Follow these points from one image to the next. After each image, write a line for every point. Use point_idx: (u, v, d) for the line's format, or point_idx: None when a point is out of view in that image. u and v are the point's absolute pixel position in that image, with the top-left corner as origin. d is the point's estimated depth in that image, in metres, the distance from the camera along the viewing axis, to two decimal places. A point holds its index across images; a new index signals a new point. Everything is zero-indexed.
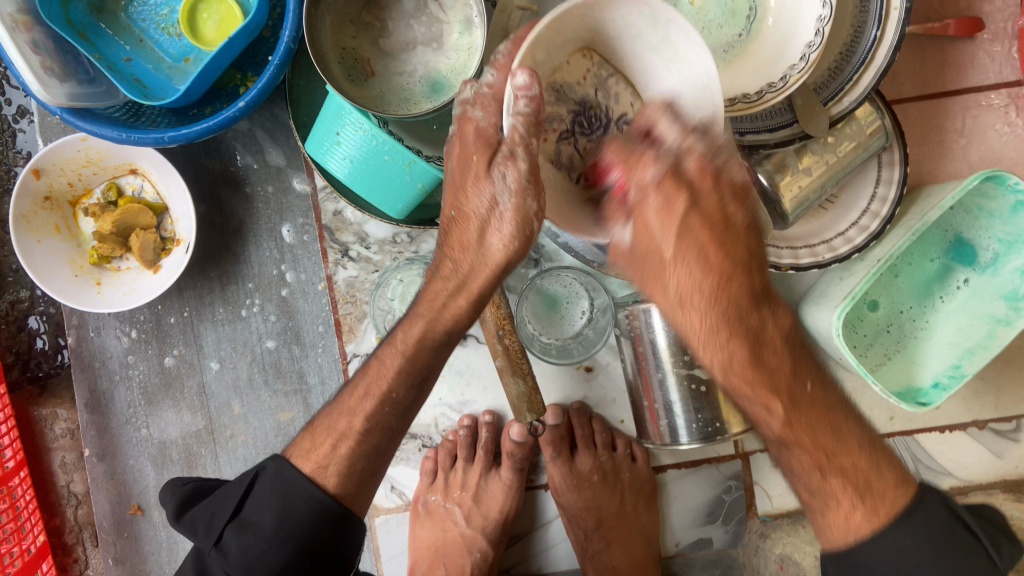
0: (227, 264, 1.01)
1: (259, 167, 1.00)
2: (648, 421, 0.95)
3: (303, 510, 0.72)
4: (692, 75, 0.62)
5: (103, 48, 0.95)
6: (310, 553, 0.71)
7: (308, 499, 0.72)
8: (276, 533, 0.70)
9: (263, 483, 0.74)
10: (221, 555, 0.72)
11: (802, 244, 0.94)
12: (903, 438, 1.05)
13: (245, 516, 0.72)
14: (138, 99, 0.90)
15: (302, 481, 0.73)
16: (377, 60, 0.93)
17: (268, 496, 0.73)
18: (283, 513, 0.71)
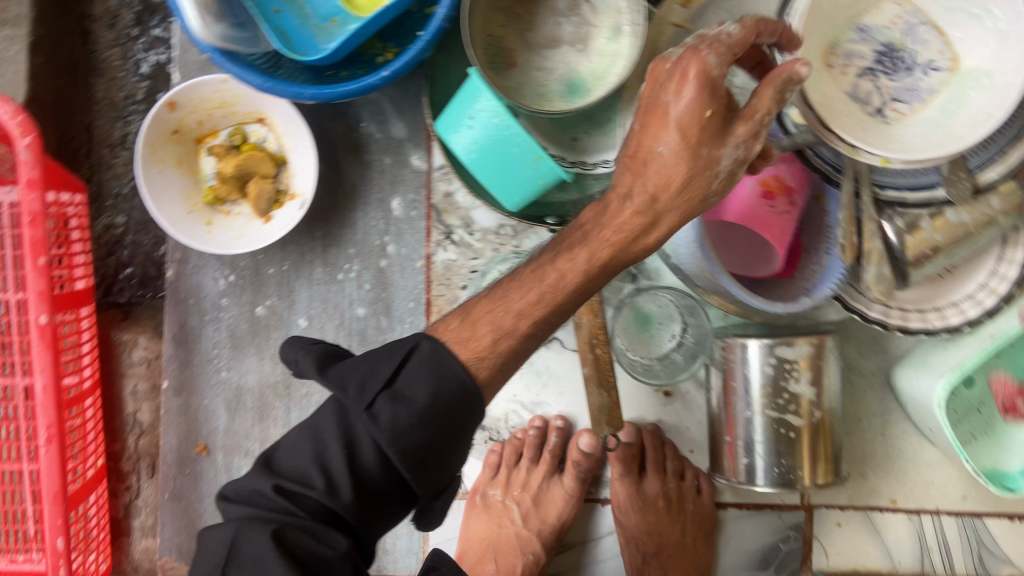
0: (333, 226, 1.02)
1: (381, 138, 1.01)
2: (725, 456, 0.93)
3: (458, 386, 0.63)
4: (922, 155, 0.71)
5: None
6: (444, 428, 0.62)
7: (458, 383, 0.63)
8: (426, 411, 0.61)
9: (415, 359, 0.63)
10: (371, 422, 0.61)
11: (913, 309, 0.91)
12: (972, 518, 1.02)
13: (399, 388, 0.62)
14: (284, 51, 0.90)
15: (457, 366, 0.63)
16: (520, 52, 0.93)
17: (423, 378, 0.62)
18: (440, 387, 0.62)
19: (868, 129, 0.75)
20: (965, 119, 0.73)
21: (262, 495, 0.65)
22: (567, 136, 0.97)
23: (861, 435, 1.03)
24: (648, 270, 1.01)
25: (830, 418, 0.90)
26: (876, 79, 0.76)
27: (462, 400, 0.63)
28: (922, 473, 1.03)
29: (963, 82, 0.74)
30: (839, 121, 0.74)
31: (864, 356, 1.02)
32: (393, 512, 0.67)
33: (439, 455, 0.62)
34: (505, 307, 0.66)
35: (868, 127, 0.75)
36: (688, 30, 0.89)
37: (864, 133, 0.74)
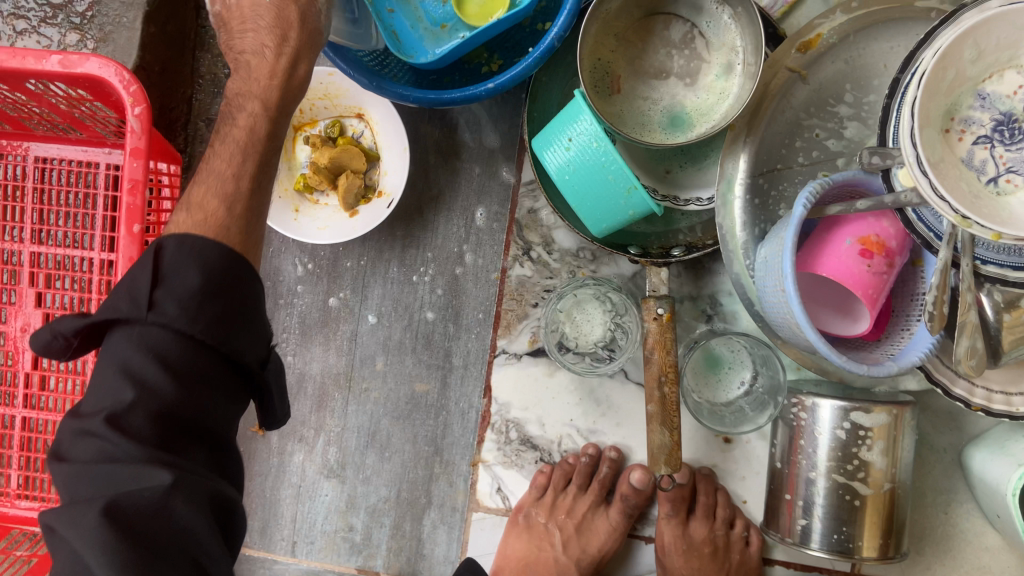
0: (414, 228, 1.03)
1: (474, 147, 1.01)
2: (783, 514, 0.91)
3: (219, 255, 0.63)
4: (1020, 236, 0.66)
5: None
6: (229, 307, 0.62)
7: (206, 257, 0.63)
8: (187, 307, 0.60)
9: (162, 258, 0.62)
10: (156, 316, 0.60)
11: (1000, 388, 0.87)
12: None
13: (167, 278, 0.61)
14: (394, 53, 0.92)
15: (189, 273, 0.61)
16: (627, 78, 0.92)
17: (167, 270, 0.62)
18: (204, 269, 0.62)
19: (977, 199, 0.69)
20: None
21: (87, 435, 0.58)
22: (660, 168, 0.96)
23: (921, 509, 1.00)
24: (723, 311, 1.00)
25: (898, 491, 0.87)
26: (993, 147, 0.70)
27: (229, 287, 0.63)
28: (980, 557, 0.99)
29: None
30: (947, 185, 0.68)
31: (937, 430, 0.99)
32: (223, 407, 0.63)
33: (235, 326, 0.63)
34: (188, 209, 0.68)
35: (977, 197, 0.69)
36: (801, 76, 0.87)
37: (971, 201, 0.69)
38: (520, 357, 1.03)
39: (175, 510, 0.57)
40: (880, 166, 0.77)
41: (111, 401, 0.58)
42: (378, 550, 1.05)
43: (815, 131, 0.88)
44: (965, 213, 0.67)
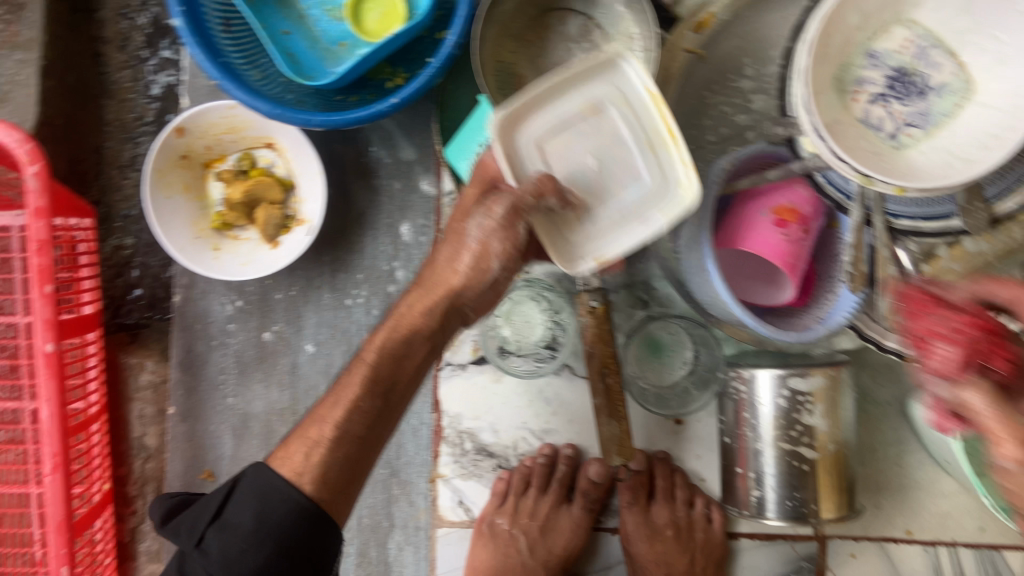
0: (341, 252, 1.02)
1: (390, 163, 1.00)
2: (738, 488, 0.92)
3: (286, 509, 0.70)
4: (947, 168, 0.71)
5: (265, 17, 0.95)
6: (278, 550, 0.68)
7: (284, 499, 0.70)
8: (256, 530, 0.68)
9: (244, 486, 0.71)
10: (201, 555, 0.69)
11: None
12: (989, 551, 1.01)
13: (226, 517, 0.70)
14: (292, 75, 0.91)
15: (276, 477, 0.71)
16: (531, 78, 0.92)
17: (249, 497, 0.70)
18: (261, 513, 0.69)
19: (876, 155, 0.75)
20: (972, 143, 0.72)
21: None
22: None
23: (874, 464, 1.02)
24: (660, 296, 0.99)
25: (845, 451, 0.89)
26: (888, 105, 0.76)
27: (302, 520, 0.70)
28: (937, 503, 1.01)
29: (977, 108, 0.72)
30: (844, 147, 0.73)
31: (879, 385, 1.01)
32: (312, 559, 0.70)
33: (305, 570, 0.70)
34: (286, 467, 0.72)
35: (878, 154, 0.75)
36: (700, 56, 0.87)
37: (870, 158, 0.74)
38: (465, 367, 1.02)
39: None
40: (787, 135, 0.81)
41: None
42: None
43: (722, 107, 0.91)
44: (863, 168, 0.72)
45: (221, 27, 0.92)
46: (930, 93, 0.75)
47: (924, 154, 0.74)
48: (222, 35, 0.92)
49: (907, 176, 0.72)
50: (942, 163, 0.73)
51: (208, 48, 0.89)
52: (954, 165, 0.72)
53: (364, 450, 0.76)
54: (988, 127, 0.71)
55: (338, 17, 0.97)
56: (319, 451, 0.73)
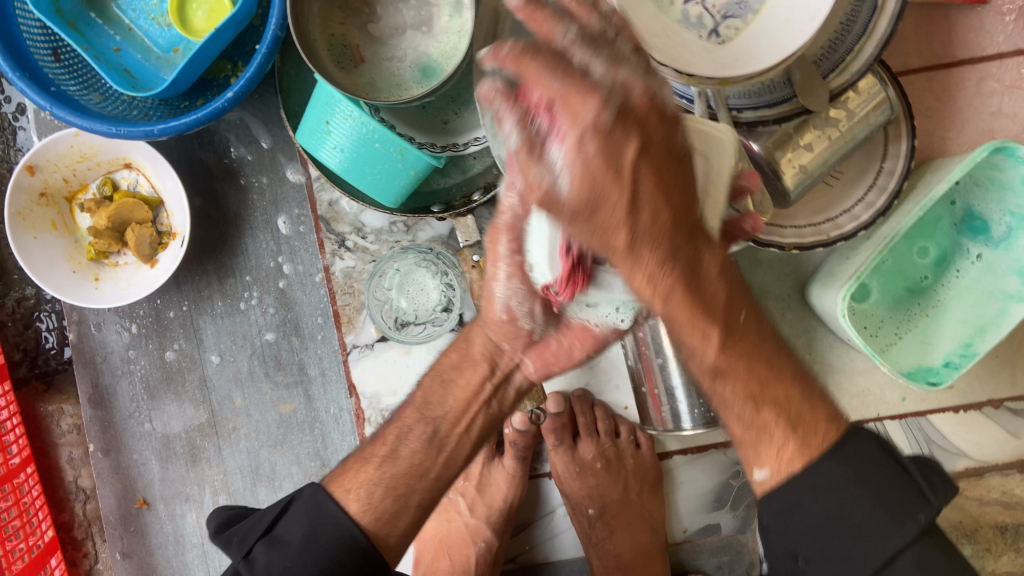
0: (225, 257, 1.01)
1: (253, 158, 0.99)
2: (651, 408, 0.93)
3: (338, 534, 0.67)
4: (764, 55, 0.70)
5: (92, 38, 0.94)
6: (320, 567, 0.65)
7: (334, 526, 0.67)
8: (301, 552, 0.65)
9: (297, 506, 0.69)
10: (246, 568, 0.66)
11: (805, 223, 0.91)
12: (916, 418, 1.02)
13: (276, 534, 0.67)
14: (125, 91, 0.90)
15: (332, 506, 0.68)
16: (366, 46, 0.92)
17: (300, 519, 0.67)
18: (314, 531, 0.67)
19: (702, 56, 0.72)
20: (780, 20, 0.71)
21: None
22: (438, 120, 0.96)
23: (789, 357, 1.03)
24: None
25: None
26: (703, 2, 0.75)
27: (349, 555, 0.66)
28: (856, 383, 1.02)
29: None
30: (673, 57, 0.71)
31: (776, 280, 1.01)
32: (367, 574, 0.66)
33: None
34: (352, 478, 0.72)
35: (699, 49, 0.73)
36: None
37: (694, 58, 0.72)
38: (373, 346, 1.01)
39: None
40: None
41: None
42: None
43: None
44: (686, 64, 0.71)
45: (49, 57, 0.91)
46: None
47: (744, 41, 0.73)
48: (52, 65, 0.91)
49: (742, 66, 0.71)
50: (770, 41, 0.71)
51: (36, 80, 0.87)
52: (769, 41, 0.71)
53: (411, 479, 0.72)
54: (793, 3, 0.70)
55: (167, 25, 0.96)
56: (391, 464, 0.73)
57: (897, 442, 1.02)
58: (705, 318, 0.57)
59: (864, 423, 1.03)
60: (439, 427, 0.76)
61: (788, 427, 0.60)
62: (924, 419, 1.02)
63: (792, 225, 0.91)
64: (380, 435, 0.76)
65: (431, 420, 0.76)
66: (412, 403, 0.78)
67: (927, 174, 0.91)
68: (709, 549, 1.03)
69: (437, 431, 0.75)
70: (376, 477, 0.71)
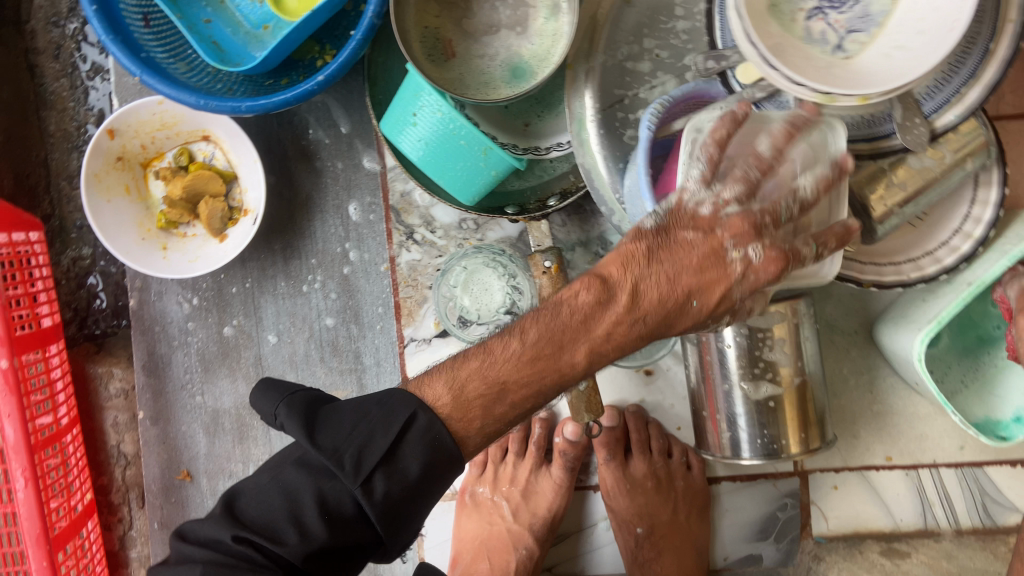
0: (292, 238, 1.01)
1: (330, 142, 0.99)
2: (709, 431, 0.91)
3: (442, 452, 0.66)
4: (894, 71, 0.65)
5: (185, 7, 0.93)
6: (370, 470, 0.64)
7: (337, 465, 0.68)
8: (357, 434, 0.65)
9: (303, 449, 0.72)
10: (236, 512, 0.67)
11: (886, 262, 0.89)
12: (972, 468, 1.00)
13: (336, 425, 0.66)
14: (215, 64, 0.89)
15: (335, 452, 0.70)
16: (459, 41, 0.91)
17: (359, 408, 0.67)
18: (426, 463, 0.65)
19: (825, 67, 0.67)
20: (913, 33, 0.66)
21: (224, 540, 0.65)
22: (520, 122, 0.95)
23: (850, 394, 1.01)
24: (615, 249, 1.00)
25: (811, 383, 0.88)
26: (827, 17, 0.70)
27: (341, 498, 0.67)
28: (916, 427, 1.00)
29: None
30: (799, 69, 0.65)
31: (844, 314, 1.00)
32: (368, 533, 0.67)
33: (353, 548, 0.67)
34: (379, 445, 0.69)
35: (823, 64, 0.67)
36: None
37: (815, 70, 0.66)
38: (430, 341, 1.01)
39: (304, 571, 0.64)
40: (718, 69, 0.76)
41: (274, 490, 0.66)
42: None
43: (656, 51, 0.86)
44: (805, 74, 0.65)
45: (140, 22, 0.91)
46: None
47: (873, 56, 0.68)
48: (142, 30, 0.90)
49: (867, 83, 0.65)
50: (898, 59, 0.66)
51: (127, 45, 0.87)
52: (897, 57, 0.66)
53: (570, 333, 0.66)
54: (927, 20, 0.65)
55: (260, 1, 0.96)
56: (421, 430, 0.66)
57: (950, 490, 1.00)
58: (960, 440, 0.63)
59: (919, 468, 1.00)
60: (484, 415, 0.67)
61: None
62: (980, 469, 1.00)
63: (873, 263, 0.88)
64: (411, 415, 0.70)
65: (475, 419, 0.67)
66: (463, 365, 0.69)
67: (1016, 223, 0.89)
68: None
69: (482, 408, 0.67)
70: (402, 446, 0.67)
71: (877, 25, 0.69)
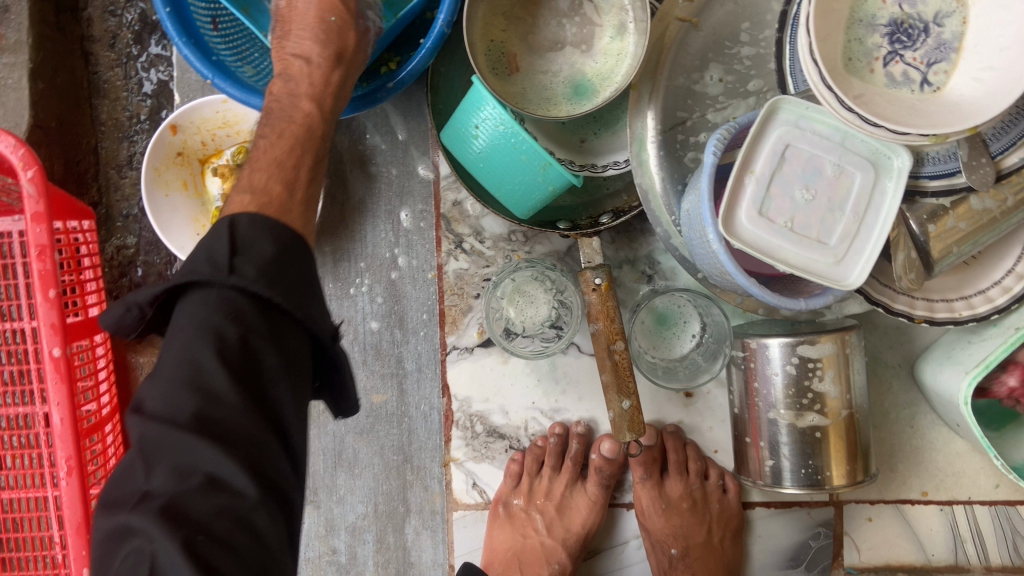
0: (342, 241, 1.01)
1: (387, 148, 1.00)
2: (751, 458, 0.92)
3: (236, 302, 0.54)
4: (974, 105, 0.70)
5: (262, 21, 0.95)
6: (254, 355, 0.54)
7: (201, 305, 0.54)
8: (216, 342, 0.52)
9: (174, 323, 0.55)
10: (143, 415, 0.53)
11: (938, 297, 0.89)
12: (1006, 507, 1.00)
13: (180, 356, 0.53)
14: None
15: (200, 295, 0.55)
16: (524, 56, 0.91)
17: (185, 330, 0.53)
18: (199, 292, 0.54)
19: (906, 105, 0.72)
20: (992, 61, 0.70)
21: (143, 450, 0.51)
22: (576, 138, 0.96)
23: (888, 428, 1.01)
24: (662, 269, 1.00)
25: (857, 416, 0.88)
26: (903, 57, 0.74)
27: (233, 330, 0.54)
28: (952, 463, 1.00)
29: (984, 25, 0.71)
30: (880, 113, 0.71)
31: (886, 347, 1.00)
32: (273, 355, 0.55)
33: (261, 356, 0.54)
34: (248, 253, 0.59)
35: (905, 104, 0.72)
36: (693, 24, 0.87)
37: (895, 109, 0.71)
38: (472, 350, 1.02)
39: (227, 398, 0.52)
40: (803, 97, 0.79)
41: (145, 474, 0.50)
42: (366, 567, 1.04)
43: (719, 76, 0.88)
44: (887, 114, 0.71)
45: (209, 25, 0.92)
46: (932, 27, 0.73)
47: (959, 87, 0.72)
48: (212, 33, 0.92)
49: (964, 115, 0.69)
50: (985, 86, 0.70)
51: (199, 47, 0.88)
52: (972, 96, 0.70)
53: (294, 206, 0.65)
54: (999, 57, 0.69)
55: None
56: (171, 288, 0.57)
57: (982, 527, 1.00)
58: None
59: (953, 504, 1.00)
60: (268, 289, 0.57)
61: None
62: (1014, 509, 0.99)
63: (924, 298, 0.89)
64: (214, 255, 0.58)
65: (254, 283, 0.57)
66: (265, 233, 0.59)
67: None
68: None
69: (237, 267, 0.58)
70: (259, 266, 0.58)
71: (948, 63, 0.73)
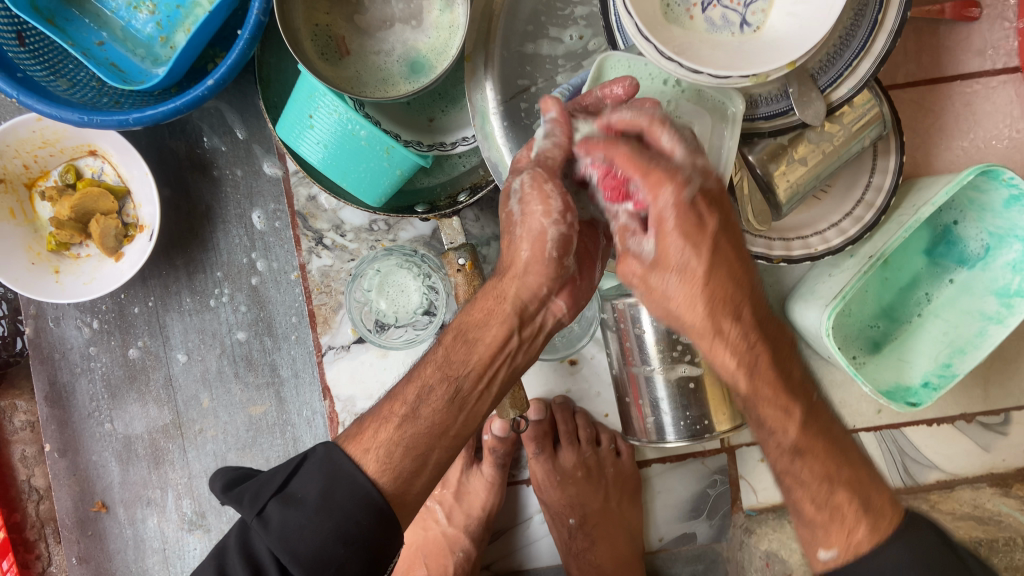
0: (194, 252, 0.97)
1: (228, 149, 0.94)
2: (634, 417, 0.92)
3: (361, 496, 0.63)
4: (791, 39, 0.70)
5: (73, 33, 0.89)
6: (355, 538, 0.61)
7: (351, 484, 0.63)
8: (319, 509, 0.61)
9: (312, 462, 0.65)
10: (260, 529, 0.62)
11: (793, 236, 0.90)
12: (890, 430, 1.03)
13: (291, 489, 0.63)
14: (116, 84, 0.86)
15: (345, 461, 0.64)
16: (353, 38, 0.88)
17: (344, 486, 0.63)
18: (329, 486, 0.63)
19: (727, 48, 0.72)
20: None
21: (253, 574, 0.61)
22: (423, 118, 0.93)
23: None
24: None
25: None
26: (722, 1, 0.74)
27: (362, 513, 0.62)
28: (833, 395, 1.03)
29: None
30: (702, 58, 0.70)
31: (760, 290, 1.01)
32: (375, 529, 0.63)
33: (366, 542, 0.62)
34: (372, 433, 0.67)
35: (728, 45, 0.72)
36: None
37: (717, 53, 0.71)
38: (348, 348, 0.97)
39: (325, 556, 0.60)
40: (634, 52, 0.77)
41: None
42: None
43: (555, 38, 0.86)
44: (709, 59, 0.70)
45: (14, 41, 0.84)
46: None
47: (778, 23, 0.72)
48: (16, 49, 0.84)
49: (782, 51, 0.69)
50: (801, 21, 0.70)
51: (0, 66, 0.82)
52: (789, 30, 0.70)
53: (432, 439, 0.67)
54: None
55: (150, 12, 0.90)
56: (411, 423, 0.67)
57: (871, 452, 1.03)
58: (787, 395, 0.69)
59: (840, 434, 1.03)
60: (462, 386, 0.68)
61: (859, 508, 0.67)
62: (899, 432, 1.02)
63: (780, 238, 0.89)
64: (399, 390, 0.69)
65: (455, 378, 0.68)
66: (433, 359, 0.70)
67: (910, 195, 0.90)
68: (684, 558, 1.03)
69: (460, 391, 0.68)
70: (394, 439, 0.66)
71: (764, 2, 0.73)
